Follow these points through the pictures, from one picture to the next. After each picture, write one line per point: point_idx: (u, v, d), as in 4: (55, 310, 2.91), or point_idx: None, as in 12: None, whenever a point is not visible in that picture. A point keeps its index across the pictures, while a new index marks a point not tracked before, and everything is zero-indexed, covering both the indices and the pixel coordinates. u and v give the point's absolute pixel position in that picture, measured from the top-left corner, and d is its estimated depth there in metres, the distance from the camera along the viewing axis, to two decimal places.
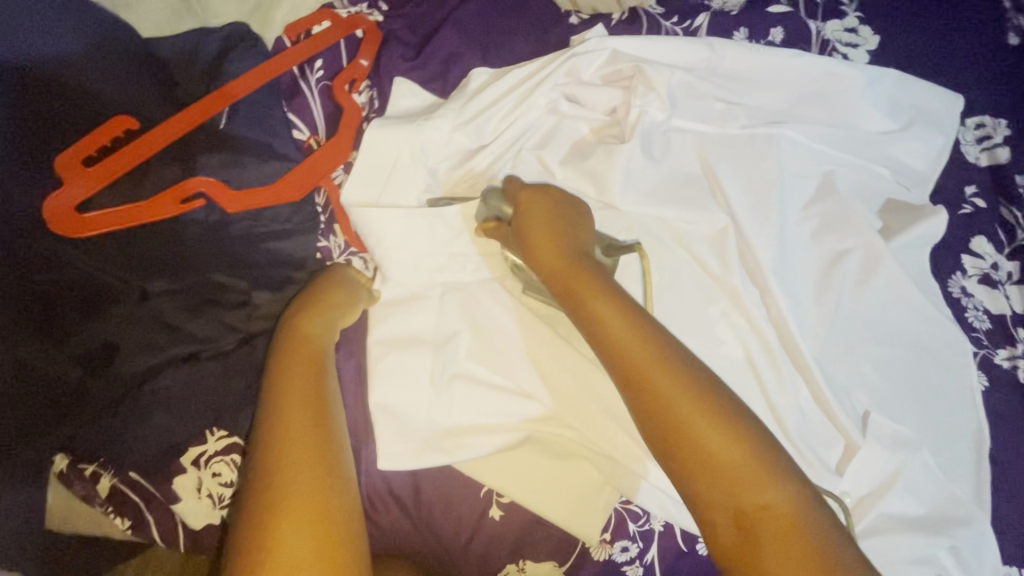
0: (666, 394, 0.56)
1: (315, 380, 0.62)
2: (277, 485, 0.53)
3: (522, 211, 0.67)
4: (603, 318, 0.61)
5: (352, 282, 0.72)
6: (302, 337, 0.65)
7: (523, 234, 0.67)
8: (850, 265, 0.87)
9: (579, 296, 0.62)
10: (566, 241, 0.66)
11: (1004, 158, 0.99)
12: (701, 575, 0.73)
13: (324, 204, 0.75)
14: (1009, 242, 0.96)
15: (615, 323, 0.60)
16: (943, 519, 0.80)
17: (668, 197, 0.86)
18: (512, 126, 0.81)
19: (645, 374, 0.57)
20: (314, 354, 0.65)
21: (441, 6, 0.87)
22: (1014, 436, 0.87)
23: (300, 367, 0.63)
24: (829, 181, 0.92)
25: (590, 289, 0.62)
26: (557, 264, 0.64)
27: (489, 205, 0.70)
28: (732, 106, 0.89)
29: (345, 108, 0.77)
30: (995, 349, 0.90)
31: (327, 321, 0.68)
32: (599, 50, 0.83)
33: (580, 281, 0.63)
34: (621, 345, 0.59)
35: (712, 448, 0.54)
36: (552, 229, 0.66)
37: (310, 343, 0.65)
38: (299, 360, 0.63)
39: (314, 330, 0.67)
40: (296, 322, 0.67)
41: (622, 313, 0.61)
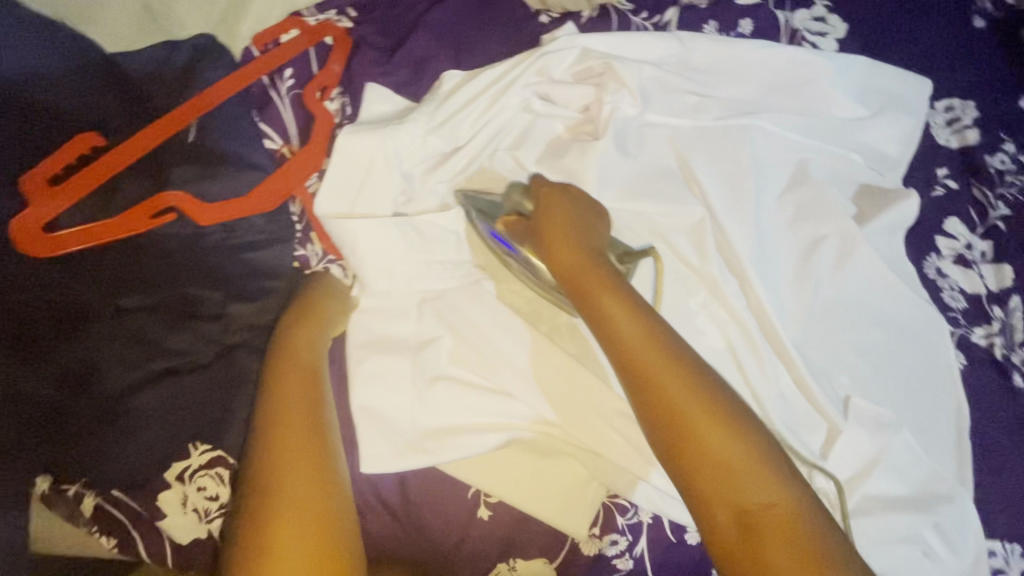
0: (675, 393, 0.59)
1: (310, 394, 0.62)
2: (274, 502, 0.53)
3: (545, 212, 0.69)
4: (615, 318, 0.63)
5: (340, 289, 0.74)
6: (295, 348, 0.65)
7: (543, 234, 0.69)
8: (826, 251, 0.88)
9: (592, 298, 0.65)
10: (583, 246, 0.68)
11: (974, 140, 1.01)
12: (689, 564, 0.74)
13: (299, 212, 0.75)
14: (980, 222, 0.97)
15: (627, 323, 0.63)
16: (927, 498, 0.81)
17: (644, 191, 0.87)
18: (486, 128, 0.81)
19: (653, 374, 0.60)
20: (307, 365, 0.65)
21: (410, 11, 0.87)
22: (993, 412, 0.88)
23: (293, 380, 0.62)
24: (802, 169, 0.92)
25: (603, 291, 0.65)
26: (574, 265, 0.67)
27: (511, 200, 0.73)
28: (705, 99, 0.90)
29: (316, 116, 0.77)
30: (971, 328, 0.92)
31: (317, 329, 0.68)
32: (568, 49, 0.83)
33: (594, 283, 0.66)
34: (631, 344, 0.63)
35: (718, 448, 0.57)
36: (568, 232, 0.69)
37: (302, 354, 0.65)
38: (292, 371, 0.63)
39: (306, 339, 0.67)
40: (289, 332, 0.67)
41: (631, 315, 0.64)
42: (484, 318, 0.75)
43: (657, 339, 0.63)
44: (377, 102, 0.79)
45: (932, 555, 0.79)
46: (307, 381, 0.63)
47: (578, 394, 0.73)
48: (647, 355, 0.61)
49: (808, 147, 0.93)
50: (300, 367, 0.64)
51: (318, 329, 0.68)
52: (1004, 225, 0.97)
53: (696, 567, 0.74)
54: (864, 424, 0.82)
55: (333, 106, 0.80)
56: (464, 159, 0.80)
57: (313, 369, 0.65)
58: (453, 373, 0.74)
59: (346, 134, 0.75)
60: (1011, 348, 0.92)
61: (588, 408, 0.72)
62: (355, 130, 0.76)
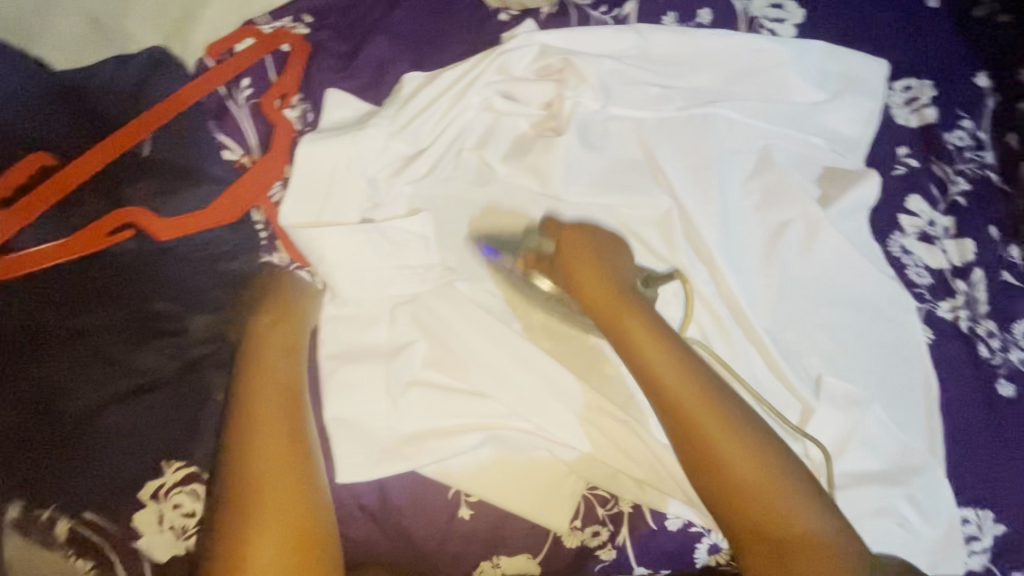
0: (704, 420, 0.62)
1: (279, 422, 0.60)
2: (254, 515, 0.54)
3: (570, 248, 0.71)
4: (644, 348, 0.66)
5: (307, 286, 0.73)
6: (260, 371, 0.63)
7: (571, 270, 0.70)
8: (793, 235, 0.89)
9: (623, 326, 0.67)
10: (611, 280, 0.69)
11: (932, 118, 1.02)
12: (672, 551, 0.74)
13: (263, 222, 0.75)
14: (942, 197, 0.99)
15: (656, 354, 0.66)
16: (899, 470, 0.83)
17: (612, 185, 0.86)
18: (449, 129, 0.81)
19: (679, 402, 0.63)
20: (275, 389, 0.62)
21: (368, 15, 0.87)
22: (962, 383, 0.90)
23: (257, 408, 0.60)
24: (767, 155, 0.92)
25: (632, 320, 0.67)
26: (603, 297, 0.68)
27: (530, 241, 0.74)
28: (667, 90, 0.90)
29: (276, 124, 0.77)
30: (937, 303, 0.94)
31: (282, 348, 0.66)
32: (528, 45, 0.85)
33: (623, 315, 0.67)
34: (659, 373, 0.65)
35: (741, 473, 0.60)
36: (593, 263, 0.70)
37: (267, 378, 0.63)
38: (258, 397, 0.61)
39: (272, 362, 0.65)
40: (253, 356, 0.65)
41: (657, 342, 0.66)
42: (456, 320, 0.75)
43: (686, 369, 0.65)
44: (336, 107, 0.79)
45: (907, 526, 0.81)
46: (274, 406, 0.61)
47: (549, 388, 0.74)
48: (676, 383, 0.64)
49: (771, 132, 0.94)
50: (266, 392, 0.62)
51: (284, 349, 0.66)
52: (964, 200, 0.99)
53: (678, 553, 0.74)
54: (835, 402, 0.83)
55: (292, 113, 0.79)
56: (428, 161, 0.80)
57: (281, 394, 0.62)
58: (425, 374, 0.74)
59: (305, 142, 0.75)
60: (975, 320, 0.94)
61: (562, 404, 0.74)
62: (316, 138, 0.75)
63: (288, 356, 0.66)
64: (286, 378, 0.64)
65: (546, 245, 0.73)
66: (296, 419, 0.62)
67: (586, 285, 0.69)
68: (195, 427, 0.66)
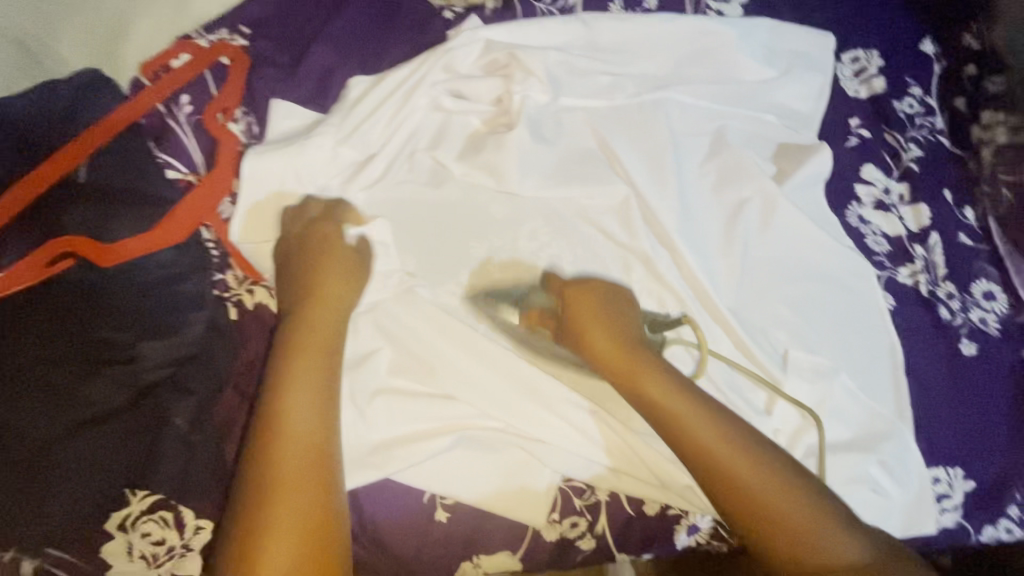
0: (725, 463, 0.62)
1: (299, 494, 0.56)
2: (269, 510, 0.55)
3: (571, 310, 0.72)
4: (658, 398, 0.67)
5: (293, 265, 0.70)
6: (280, 430, 0.58)
7: (574, 329, 0.71)
8: (750, 213, 0.90)
9: (636, 387, 0.67)
10: (617, 334, 0.70)
11: (880, 88, 1.04)
12: (650, 535, 0.76)
13: (214, 240, 0.74)
14: (896, 165, 1.01)
15: (671, 401, 0.66)
16: (868, 437, 0.85)
17: (572, 175, 0.85)
18: (399, 131, 0.80)
19: (706, 448, 0.63)
20: (298, 454, 0.58)
21: (309, 21, 0.85)
22: (925, 346, 0.92)
23: (275, 476, 0.57)
24: (721, 136, 0.93)
25: (643, 376, 0.68)
26: (609, 351, 0.69)
27: (531, 302, 0.75)
28: (618, 78, 0.90)
29: (221, 140, 0.76)
30: (897, 269, 0.95)
31: (307, 400, 0.61)
32: (472, 43, 0.84)
33: (632, 368, 0.68)
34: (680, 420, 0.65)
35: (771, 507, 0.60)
36: (601, 321, 0.71)
37: (287, 439, 0.58)
38: (275, 462, 0.57)
39: (295, 393, 0.61)
40: (273, 412, 0.60)
41: (674, 388, 0.67)
42: (420, 324, 0.75)
43: (704, 411, 0.66)
44: (283, 118, 0.78)
45: (881, 491, 0.83)
46: (292, 474, 0.57)
47: (518, 385, 0.74)
48: (700, 428, 0.65)
49: (722, 113, 0.95)
50: (282, 457, 0.57)
51: (308, 403, 0.61)
52: (917, 166, 1.01)
53: (656, 536, 0.76)
54: (803, 376, 0.85)
55: (237, 127, 0.78)
56: (380, 166, 0.79)
57: (303, 458, 0.58)
58: (392, 380, 0.74)
59: (252, 155, 0.74)
60: (935, 283, 0.96)
61: (532, 397, 0.74)
62: (263, 150, 0.75)
63: (314, 411, 0.61)
64: (309, 438, 0.59)
65: (548, 303, 0.74)
66: (325, 482, 0.58)
67: (596, 345, 0.70)
68: (153, 453, 0.65)
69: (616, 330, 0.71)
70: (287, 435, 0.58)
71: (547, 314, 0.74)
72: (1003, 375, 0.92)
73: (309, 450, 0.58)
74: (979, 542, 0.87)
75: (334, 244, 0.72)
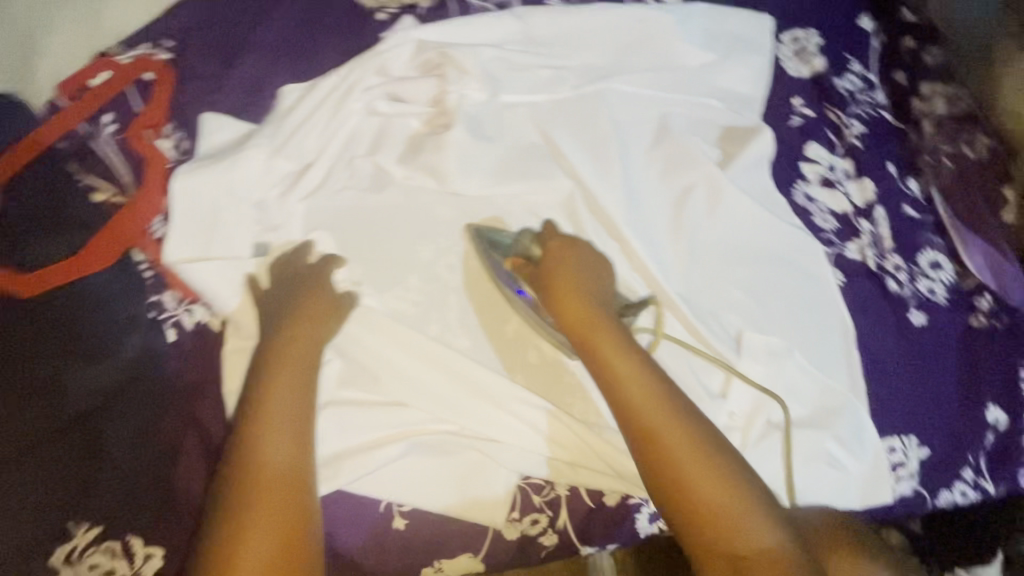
0: (668, 440, 0.64)
1: (273, 495, 0.58)
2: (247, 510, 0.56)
3: (550, 266, 0.73)
4: (616, 368, 0.68)
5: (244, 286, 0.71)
6: (256, 456, 0.59)
7: (547, 288, 0.72)
8: (696, 198, 0.90)
9: (598, 354, 0.69)
10: (589, 301, 0.71)
11: (821, 67, 1.05)
12: (614, 527, 0.76)
13: (146, 262, 0.72)
14: (839, 141, 1.02)
15: (628, 371, 0.67)
16: (823, 413, 0.86)
17: (514, 171, 0.84)
18: (334, 138, 0.79)
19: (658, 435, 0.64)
20: (274, 481, 0.58)
21: (237, 30, 0.83)
22: (877, 319, 0.93)
23: (250, 501, 0.57)
24: (665, 124, 0.93)
25: (606, 344, 0.69)
26: (574, 316, 0.70)
27: (522, 243, 0.77)
28: (559, 71, 0.89)
29: (148, 158, 0.74)
30: (845, 245, 0.96)
31: (285, 428, 0.62)
32: (403, 44, 0.83)
33: (597, 336, 0.69)
34: (632, 391, 0.67)
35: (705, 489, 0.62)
36: (575, 285, 0.71)
37: (263, 464, 0.59)
38: (249, 487, 0.58)
39: (276, 401, 0.63)
40: (251, 437, 0.60)
41: (635, 361, 0.68)
42: (366, 333, 0.73)
43: (659, 386, 0.67)
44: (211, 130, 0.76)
45: (838, 465, 0.85)
46: (265, 499, 0.57)
47: (468, 385, 0.74)
48: (650, 407, 0.66)
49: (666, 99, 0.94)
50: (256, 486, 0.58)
51: (285, 431, 0.62)
52: (861, 142, 1.02)
53: (619, 527, 0.76)
54: (757, 357, 0.86)
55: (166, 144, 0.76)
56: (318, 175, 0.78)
57: (274, 483, 0.58)
58: (340, 392, 0.73)
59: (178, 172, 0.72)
60: (882, 257, 0.97)
61: (485, 399, 0.74)
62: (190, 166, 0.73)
63: (290, 438, 0.62)
64: (284, 464, 0.60)
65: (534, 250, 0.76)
66: (302, 487, 0.60)
67: (569, 302, 0.70)
68: (88, 478, 0.64)
69: (591, 296, 0.71)
70: (265, 459, 0.59)
71: (530, 260, 0.76)
72: (956, 343, 0.93)
73: (284, 475, 0.59)
74: (936, 506, 0.90)
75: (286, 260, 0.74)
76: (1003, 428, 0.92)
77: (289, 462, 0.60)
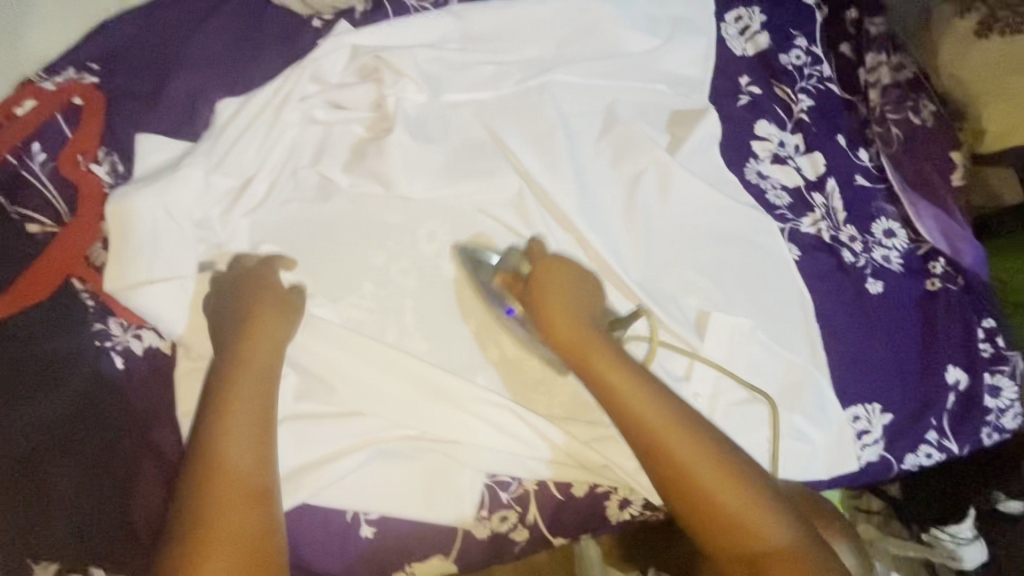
0: (672, 447, 0.64)
1: (231, 513, 0.57)
2: (202, 527, 0.56)
3: (538, 283, 0.73)
4: (612, 382, 0.67)
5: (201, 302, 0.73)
6: (208, 464, 0.59)
7: (535, 305, 0.72)
8: (647, 183, 0.90)
9: (591, 370, 0.68)
10: (579, 317, 0.71)
11: (765, 44, 1.04)
12: (581, 516, 0.79)
13: (89, 290, 0.72)
14: (789, 118, 1.02)
15: (624, 384, 0.67)
16: (785, 389, 0.88)
17: (462, 172, 0.83)
18: (275, 150, 0.78)
19: (665, 452, 0.64)
20: (227, 488, 0.58)
21: (167, 47, 0.82)
22: (837, 290, 0.94)
23: (202, 511, 0.56)
24: (610, 112, 0.92)
25: (600, 360, 0.69)
26: (567, 333, 0.71)
27: (507, 261, 0.76)
28: (502, 66, 0.88)
29: (82, 185, 0.74)
30: (800, 220, 0.97)
31: (234, 437, 0.61)
32: (336, 49, 0.81)
33: (589, 351, 0.69)
34: (630, 403, 0.67)
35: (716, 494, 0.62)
36: (563, 302, 0.72)
37: (215, 472, 0.58)
38: (199, 497, 0.57)
39: (236, 413, 0.62)
40: (203, 447, 0.60)
41: (630, 373, 0.68)
42: (319, 346, 0.73)
43: (655, 395, 0.67)
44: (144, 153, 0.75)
45: (803, 438, 0.86)
46: (216, 507, 0.57)
47: (426, 390, 0.74)
48: (656, 422, 0.65)
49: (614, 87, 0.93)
50: (207, 495, 0.57)
51: (239, 436, 0.61)
52: (809, 116, 1.02)
53: (587, 516, 0.79)
54: (716, 338, 0.87)
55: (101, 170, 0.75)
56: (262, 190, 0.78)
57: (226, 490, 0.58)
58: (299, 406, 0.73)
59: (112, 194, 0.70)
60: (837, 228, 0.98)
61: (447, 400, 0.74)
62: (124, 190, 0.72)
63: (245, 445, 0.61)
64: (236, 470, 0.59)
65: (522, 266, 0.75)
66: (263, 501, 0.59)
67: (558, 324, 0.71)
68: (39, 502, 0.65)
69: (580, 312, 0.72)
70: (217, 467, 0.58)
71: (519, 277, 0.75)
72: (913, 306, 0.96)
73: (235, 483, 0.58)
74: (901, 469, 0.92)
75: (235, 279, 0.73)
76: (961, 386, 0.95)
77: (242, 469, 0.59)
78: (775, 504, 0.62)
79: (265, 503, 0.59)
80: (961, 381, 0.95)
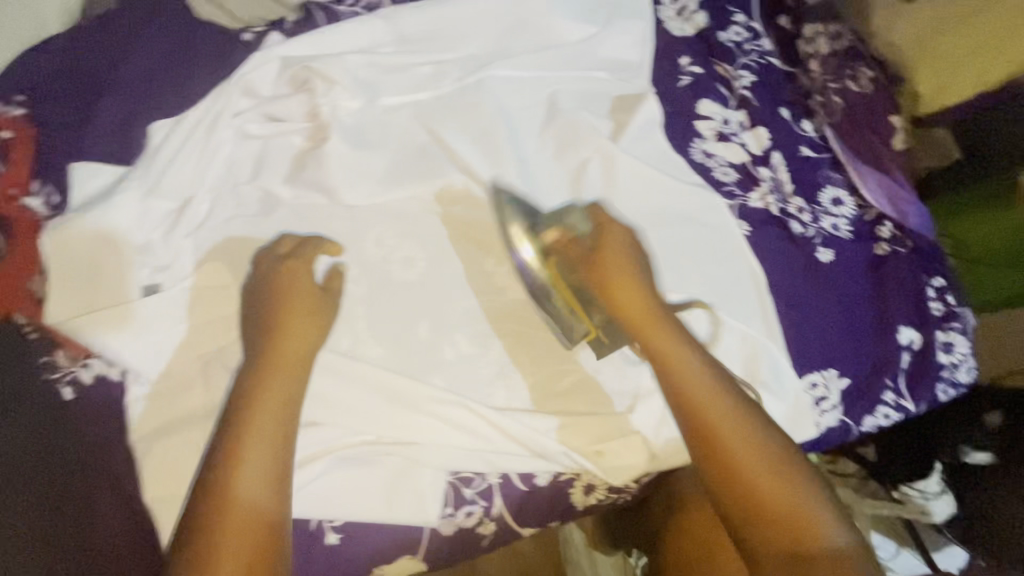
0: (724, 433, 0.66)
1: (228, 539, 0.58)
2: (207, 542, 0.57)
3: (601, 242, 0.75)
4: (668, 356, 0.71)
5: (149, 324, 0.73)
6: (227, 492, 0.60)
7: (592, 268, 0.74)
8: (592, 172, 0.90)
9: (647, 338, 0.72)
10: (640, 288, 0.74)
11: (704, 23, 1.05)
12: (547, 503, 0.80)
13: (29, 322, 0.71)
14: (731, 95, 1.02)
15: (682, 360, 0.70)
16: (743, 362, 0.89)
17: (404, 174, 0.84)
18: (212, 167, 0.79)
19: (717, 431, 0.66)
20: (242, 522, 0.59)
21: (92, 71, 0.81)
22: (788, 261, 0.95)
23: (218, 538, 0.57)
24: (552, 101, 0.92)
25: (659, 329, 0.72)
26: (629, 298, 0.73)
27: (571, 215, 0.79)
28: (438, 66, 0.89)
29: (14, 218, 0.73)
30: (748, 195, 0.97)
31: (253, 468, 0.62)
32: (266, 64, 0.82)
33: (649, 320, 0.73)
34: (685, 379, 0.69)
35: (766, 487, 0.64)
36: (625, 270, 0.74)
37: (234, 503, 0.59)
38: (214, 527, 0.58)
39: (259, 426, 0.64)
40: (229, 471, 0.61)
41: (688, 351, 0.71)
42: None
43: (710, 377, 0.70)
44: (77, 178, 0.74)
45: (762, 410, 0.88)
46: (231, 536, 0.58)
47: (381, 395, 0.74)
48: (711, 400, 0.68)
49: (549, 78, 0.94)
50: (219, 527, 0.58)
51: (264, 471, 0.62)
52: (751, 91, 1.03)
53: (554, 503, 0.80)
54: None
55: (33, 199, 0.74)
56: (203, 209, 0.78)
57: (242, 522, 0.58)
58: None
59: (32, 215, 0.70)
60: (784, 201, 0.99)
61: (403, 402, 0.74)
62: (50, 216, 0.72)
63: (269, 479, 0.62)
64: (254, 504, 0.60)
65: (579, 226, 0.78)
66: (271, 520, 0.60)
67: (619, 292, 0.73)
68: None
69: (645, 281, 0.74)
70: (238, 496, 0.60)
71: (575, 235, 0.78)
72: (863, 271, 0.98)
73: (250, 516, 0.59)
74: (861, 432, 0.94)
75: (184, 298, 0.75)
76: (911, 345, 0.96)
77: (260, 503, 0.60)
78: (821, 503, 0.64)
79: (274, 544, 0.59)
80: (910, 341, 0.96)
